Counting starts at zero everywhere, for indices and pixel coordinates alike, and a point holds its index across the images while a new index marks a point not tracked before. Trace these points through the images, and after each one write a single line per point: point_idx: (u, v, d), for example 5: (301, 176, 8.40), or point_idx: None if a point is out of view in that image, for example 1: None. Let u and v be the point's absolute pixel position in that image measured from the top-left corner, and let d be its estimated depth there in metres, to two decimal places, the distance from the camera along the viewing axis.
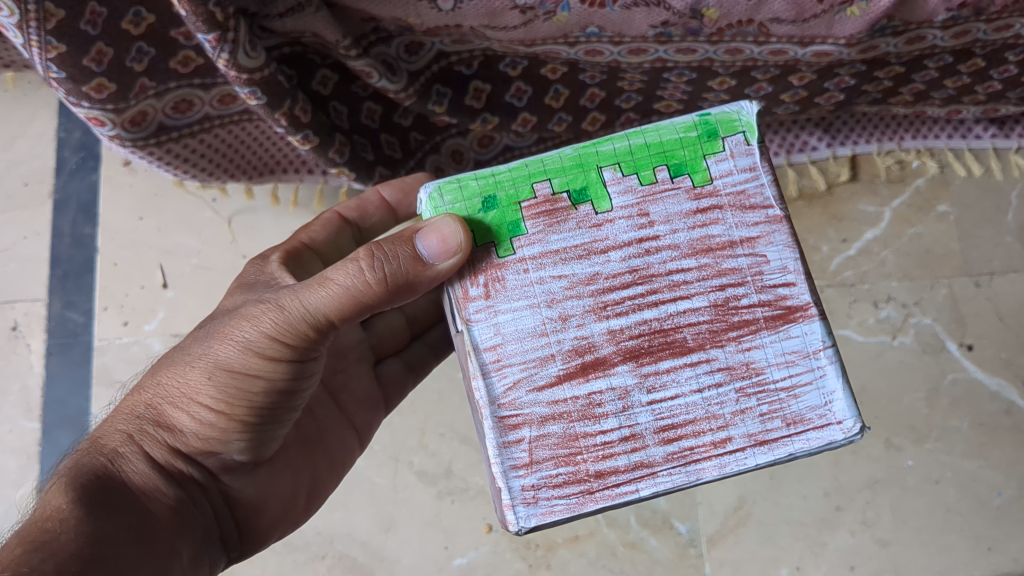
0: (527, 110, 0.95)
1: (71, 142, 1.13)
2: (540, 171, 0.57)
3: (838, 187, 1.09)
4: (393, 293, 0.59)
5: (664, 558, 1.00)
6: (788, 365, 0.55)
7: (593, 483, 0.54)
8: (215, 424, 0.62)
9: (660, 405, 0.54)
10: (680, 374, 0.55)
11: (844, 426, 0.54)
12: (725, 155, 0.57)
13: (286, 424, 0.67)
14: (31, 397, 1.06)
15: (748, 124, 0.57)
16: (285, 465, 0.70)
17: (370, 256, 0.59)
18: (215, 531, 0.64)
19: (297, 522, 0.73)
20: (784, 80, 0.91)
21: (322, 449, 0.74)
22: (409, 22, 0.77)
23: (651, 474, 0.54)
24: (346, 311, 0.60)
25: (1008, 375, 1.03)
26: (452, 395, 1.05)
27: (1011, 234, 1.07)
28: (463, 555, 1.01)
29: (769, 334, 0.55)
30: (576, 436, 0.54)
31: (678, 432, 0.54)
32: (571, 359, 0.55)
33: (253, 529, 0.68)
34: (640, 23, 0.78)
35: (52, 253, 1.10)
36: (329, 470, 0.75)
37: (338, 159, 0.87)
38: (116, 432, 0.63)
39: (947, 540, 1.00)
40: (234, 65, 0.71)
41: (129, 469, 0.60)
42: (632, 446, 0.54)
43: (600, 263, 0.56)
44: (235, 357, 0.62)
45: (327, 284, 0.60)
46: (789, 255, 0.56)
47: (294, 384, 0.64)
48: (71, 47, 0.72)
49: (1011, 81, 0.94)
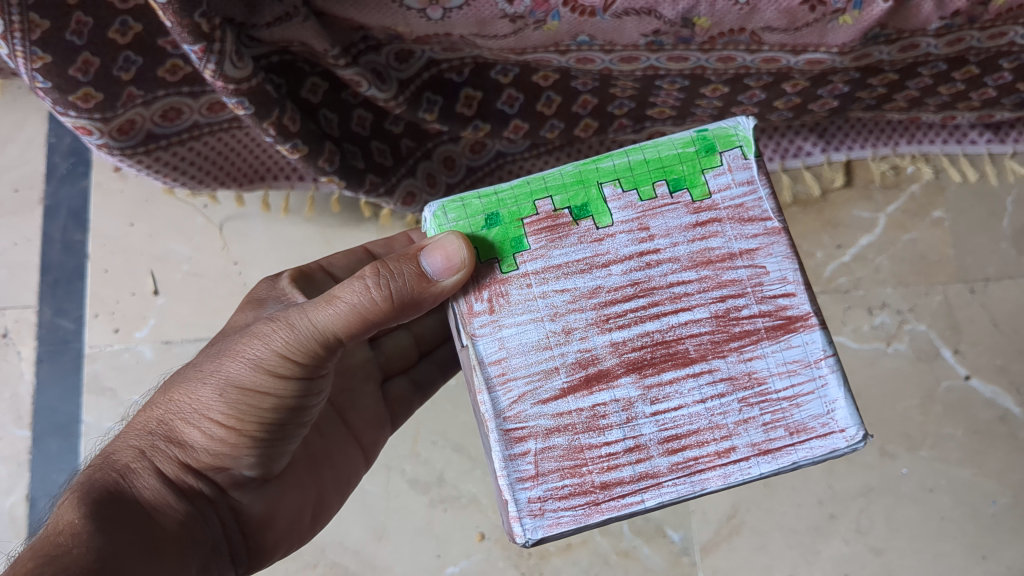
0: (519, 117, 0.94)
1: (61, 147, 1.12)
2: (541, 188, 0.56)
3: (832, 192, 1.09)
4: (399, 310, 0.59)
5: (657, 566, 0.99)
6: (789, 374, 0.54)
7: (599, 494, 0.53)
8: (225, 440, 0.62)
9: (664, 416, 0.54)
10: (683, 385, 0.54)
11: (847, 434, 0.53)
12: (723, 169, 0.57)
13: (294, 439, 0.67)
14: (21, 404, 1.05)
15: (746, 139, 0.57)
16: (292, 481, 0.69)
17: (376, 273, 0.59)
18: (224, 545, 0.63)
19: (302, 540, 0.72)
20: (777, 87, 0.91)
21: (328, 466, 0.74)
22: (399, 31, 0.77)
23: (657, 484, 0.53)
24: (354, 328, 0.60)
25: (1003, 382, 1.03)
26: (445, 403, 1.04)
27: (1007, 240, 1.06)
28: (456, 563, 1.00)
29: (770, 344, 0.54)
30: (581, 447, 0.53)
31: (682, 442, 0.53)
32: (574, 372, 0.54)
33: (260, 545, 0.67)
34: (631, 31, 0.77)
35: (42, 260, 1.09)
36: (335, 488, 0.74)
37: (327, 168, 0.86)
38: (127, 448, 0.62)
39: (941, 548, 0.99)
40: (218, 75, 0.71)
41: (140, 484, 0.60)
42: (637, 457, 0.53)
43: (602, 276, 0.55)
44: (245, 374, 0.62)
45: (335, 301, 0.60)
46: (788, 266, 0.55)
47: (302, 400, 0.64)
48: (56, 57, 0.71)
49: (1005, 87, 0.93)
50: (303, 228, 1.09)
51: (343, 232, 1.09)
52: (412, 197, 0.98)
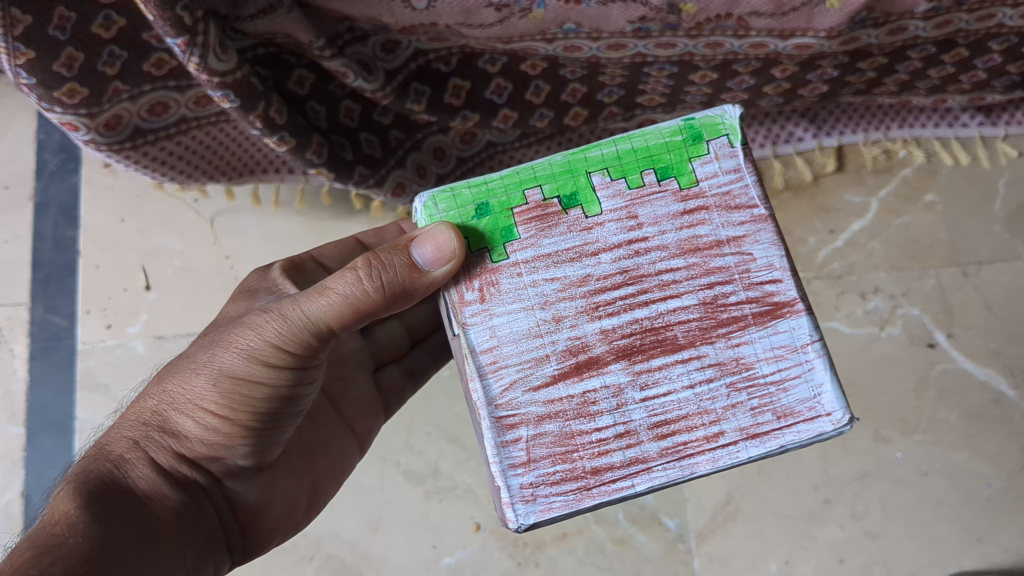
0: (508, 107, 0.94)
1: (50, 144, 1.12)
2: (530, 177, 0.56)
3: (824, 177, 1.08)
4: (391, 300, 0.59)
5: (653, 554, 0.99)
6: (776, 360, 0.54)
7: (590, 480, 0.53)
8: (219, 430, 0.62)
9: (653, 402, 0.53)
10: (672, 371, 0.54)
11: (834, 418, 0.53)
12: (709, 157, 0.56)
13: (288, 428, 0.67)
14: (15, 402, 1.05)
15: (732, 127, 0.57)
16: (287, 470, 0.69)
17: (367, 264, 0.58)
18: (219, 534, 0.63)
19: (297, 527, 0.72)
20: (766, 73, 0.91)
21: (323, 455, 0.74)
22: (384, 21, 0.76)
23: (647, 468, 0.53)
24: (347, 318, 0.60)
25: (997, 365, 1.03)
26: (439, 394, 1.04)
27: (999, 223, 1.06)
28: (452, 554, 1.00)
29: (757, 330, 0.54)
30: (572, 434, 0.53)
31: (672, 428, 0.53)
32: (565, 359, 0.54)
33: (255, 533, 0.67)
34: (618, 18, 0.77)
35: (33, 257, 1.09)
36: (329, 477, 0.74)
37: (316, 160, 0.86)
38: (121, 439, 0.62)
39: (937, 532, 0.99)
40: (204, 68, 0.70)
41: (135, 474, 0.59)
42: (627, 443, 0.53)
43: (591, 265, 0.55)
44: (238, 364, 0.61)
45: (327, 292, 0.60)
46: (775, 253, 0.55)
47: (295, 390, 0.64)
48: (40, 53, 0.71)
49: (995, 70, 0.93)
50: (293, 221, 1.09)
51: (334, 225, 1.08)
52: (403, 188, 0.97)
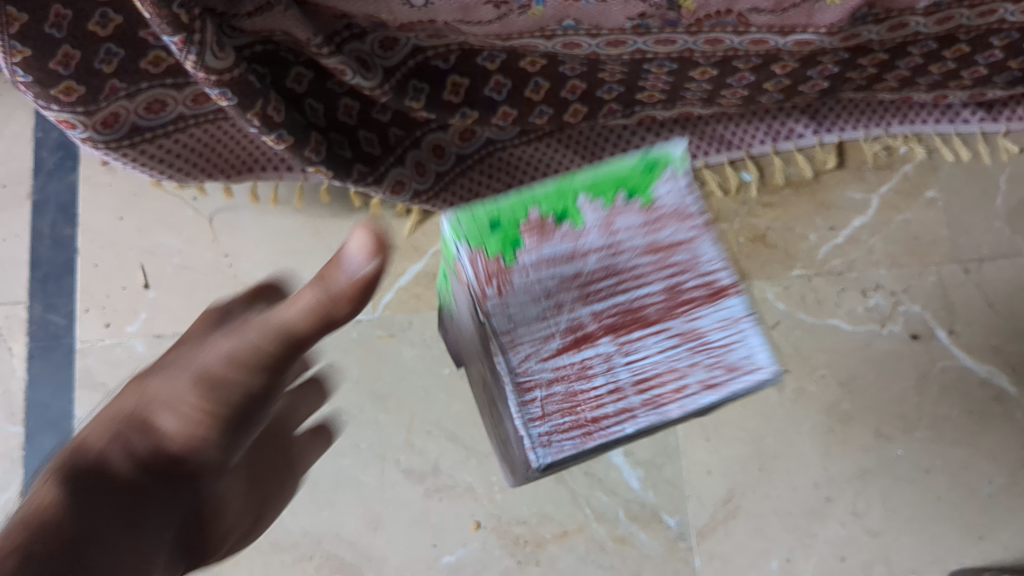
0: (507, 104, 0.93)
1: (48, 142, 1.12)
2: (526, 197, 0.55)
3: (825, 174, 1.08)
4: (354, 305, 0.62)
5: (654, 552, 0.99)
6: (723, 327, 0.52)
7: (592, 425, 0.53)
8: (193, 426, 0.60)
9: (637, 362, 0.53)
10: (647, 335, 0.54)
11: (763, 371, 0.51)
12: (667, 181, 0.54)
13: (246, 435, 0.65)
14: (14, 401, 1.05)
15: (680, 158, 0.54)
16: (239, 477, 0.67)
17: (315, 280, 0.62)
18: (182, 535, 0.60)
19: (244, 540, 0.69)
20: (766, 69, 0.90)
21: (272, 471, 0.71)
22: (382, 19, 0.77)
23: (632, 416, 0.52)
24: (312, 329, 0.62)
25: (999, 362, 1.02)
26: (438, 392, 1.04)
27: (1000, 219, 1.05)
28: (452, 553, 1.00)
29: (705, 305, 0.53)
30: (574, 391, 0.54)
31: (647, 382, 0.53)
32: (565, 334, 0.55)
33: (210, 538, 0.64)
34: (618, 14, 0.77)
35: (32, 256, 1.09)
36: (280, 489, 0.71)
37: (314, 158, 0.85)
38: (97, 432, 0.59)
39: (938, 529, 0.99)
40: (200, 67, 0.70)
41: (114, 465, 0.56)
42: (617, 396, 0.53)
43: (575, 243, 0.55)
44: (211, 367, 0.62)
45: (296, 303, 0.62)
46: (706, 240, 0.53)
47: (261, 400, 0.64)
48: (36, 51, 0.70)
49: (997, 65, 0.93)
50: (293, 219, 1.08)
51: (333, 223, 1.08)
52: (401, 186, 0.96)
